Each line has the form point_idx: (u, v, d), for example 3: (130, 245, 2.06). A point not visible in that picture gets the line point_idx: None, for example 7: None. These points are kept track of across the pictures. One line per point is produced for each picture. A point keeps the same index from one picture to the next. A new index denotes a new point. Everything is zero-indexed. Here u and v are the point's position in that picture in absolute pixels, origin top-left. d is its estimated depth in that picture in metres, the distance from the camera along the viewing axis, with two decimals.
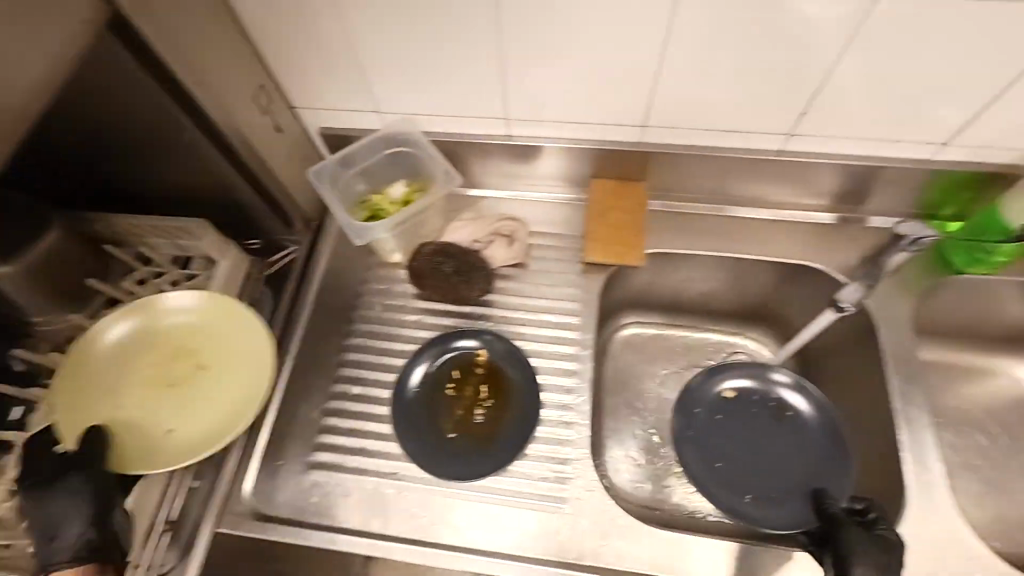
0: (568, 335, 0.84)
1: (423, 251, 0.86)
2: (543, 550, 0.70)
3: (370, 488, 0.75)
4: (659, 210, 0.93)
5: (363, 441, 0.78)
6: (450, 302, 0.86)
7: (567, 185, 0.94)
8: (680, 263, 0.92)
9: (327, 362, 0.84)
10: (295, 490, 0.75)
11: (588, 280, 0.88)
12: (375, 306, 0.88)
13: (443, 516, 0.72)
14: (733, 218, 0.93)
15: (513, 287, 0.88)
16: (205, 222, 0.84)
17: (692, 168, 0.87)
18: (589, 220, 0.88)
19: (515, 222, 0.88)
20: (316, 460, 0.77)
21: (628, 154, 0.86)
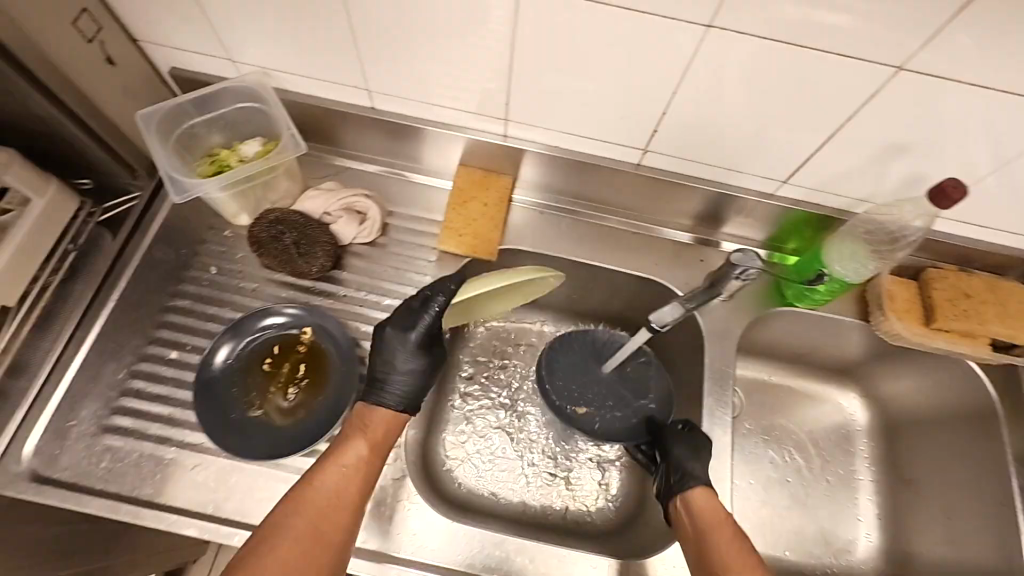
0: None
1: (265, 217, 0.81)
2: None
3: (167, 458, 0.72)
4: (525, 207, 0.92)
5: (171, 409, 0.74)
6: (289, 274, 0.82)
7: (436, 168, 0.91)
8: (538, 262, 0.92)
9: (145, 320, 0.79)
10: (84, 453, 0.71)
11: (440, 268, 0.87)
12: (211, 269, 0.84)
13: (239, 490, 0.71)
14: (595, 224, 0.93)
15: (363, 265, 0.86)
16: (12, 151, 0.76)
17: (556, 169, 0.87)
18: (448, 207, 0.87)
19: (372, 199, 0.85)
20: (111, 424, 0.73)
21: (494, 146, 0.85)
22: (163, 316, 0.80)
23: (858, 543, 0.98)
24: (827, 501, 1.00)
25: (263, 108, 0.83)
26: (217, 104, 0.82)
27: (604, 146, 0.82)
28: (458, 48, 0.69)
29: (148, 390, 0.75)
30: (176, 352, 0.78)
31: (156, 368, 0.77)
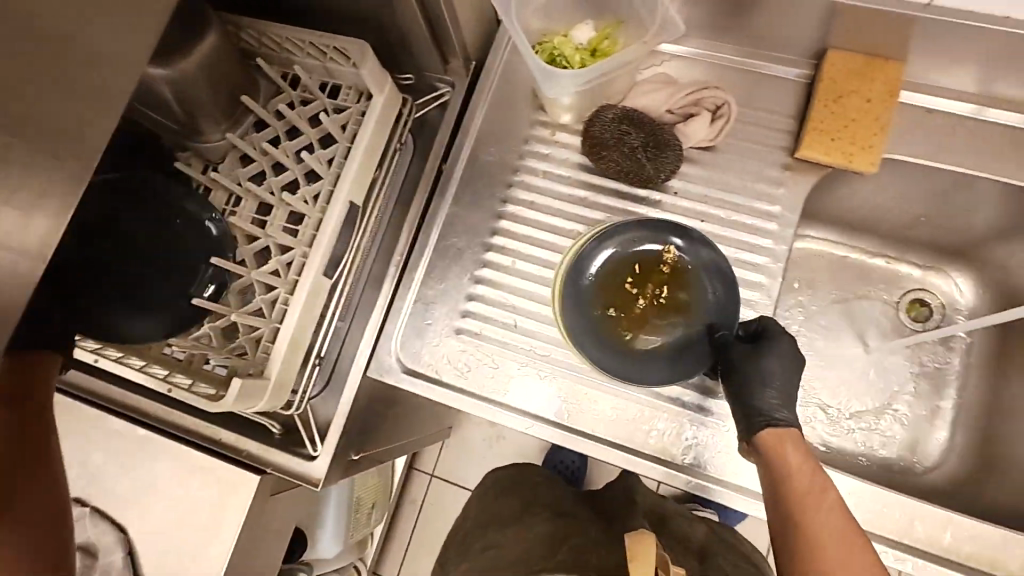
0: (760, 242, 0.72)
1: (605, 114, 0.72)
2: (692, 462, 0.68)
3: (517, 364, 0.72)
4: (908, 102, 0.73)
5: (514, 316, 0.74)
6: (619, 180, 0.74)
7: (791, 52, 0.74)
8: (909, 174, 0.74)
9: (479, 226, 0.77)
10: (441, 352, 0.74)
11: (793, 180, 0.73)
12: (534, 173, 0.78)
13: (590, 406, 0.70)
14: (997, 129, 0.72)
15: (703, 173, 0.74)
16: (363, 43, 0.74)
17: (974, 51, 0.66)
18: (813, 105, 0.71)
19: (724, 92, 0.72)
20: (461, 327, 0.75)
21: (901, 19, 0.65)
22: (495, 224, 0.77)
23: None
24: None
25: None
26: None
27: None
28: None
29: (490, 296, 0.75)
30: (513, 260, 0.76)
31: (495, 275, 0.76)
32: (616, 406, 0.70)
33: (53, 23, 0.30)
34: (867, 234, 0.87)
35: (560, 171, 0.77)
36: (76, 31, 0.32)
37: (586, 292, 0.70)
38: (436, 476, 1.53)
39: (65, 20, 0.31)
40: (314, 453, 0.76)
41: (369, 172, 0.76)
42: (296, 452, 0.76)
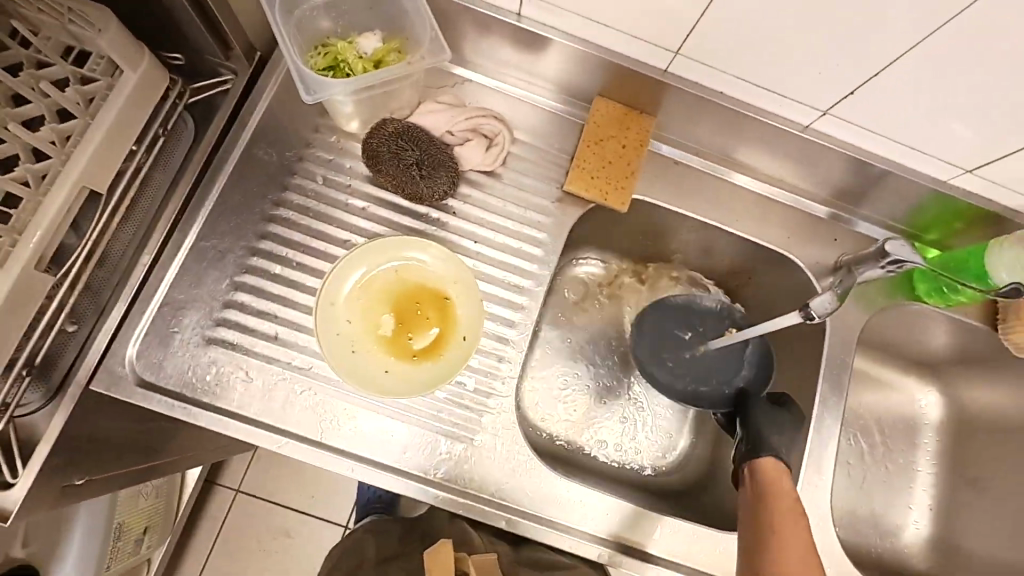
0: (526, 266, 0.76)
1: (384, 129, 0.72)
2: (446, 476, 0.69)
3: (274, 377, 0.68)
4: (660, 153, 0.83)
5: (276, 327, 0.70)
6: (399, 195, 0.74)
7: (569, 93, 0.81)
8: (661, 214, 0.84)
9: (248, 228, 0.72)
10: (189, 363, 0.68)
11: (562, 210, 0.79)
12: (316, 179, 0.75)
13: (348, 422, 0.68)
14: (727, 184, 0.85)
15: (481, 196, 0.77)
16: (109, 12, 0.65)
17: (705, 115, 0.77)
18: (579, 144, 0.78)
19: (501, 123, 0.75)
20: (215, 336, 0.69)
21: (648, 79, 0.75)
22: (266, 227, 0.73)
23: (908, 528, 0.95)
24: (886, 485, 0.96)
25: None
26: None
27: (775, 97, 0.72)
28: None
29: (252, 304, 0.70)
30: (282, 267, 0.72)
31: (261, 281, 0.71)
32: (375, 422, 0.69)
33: None
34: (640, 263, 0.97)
35: (343, 179, 0.75)
36: None
37: (341, 307, 0.71)
38: (240, 493, 1.40)
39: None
40: (12, 480, 0.64)
41: (114, 152, 0.67)
42: None
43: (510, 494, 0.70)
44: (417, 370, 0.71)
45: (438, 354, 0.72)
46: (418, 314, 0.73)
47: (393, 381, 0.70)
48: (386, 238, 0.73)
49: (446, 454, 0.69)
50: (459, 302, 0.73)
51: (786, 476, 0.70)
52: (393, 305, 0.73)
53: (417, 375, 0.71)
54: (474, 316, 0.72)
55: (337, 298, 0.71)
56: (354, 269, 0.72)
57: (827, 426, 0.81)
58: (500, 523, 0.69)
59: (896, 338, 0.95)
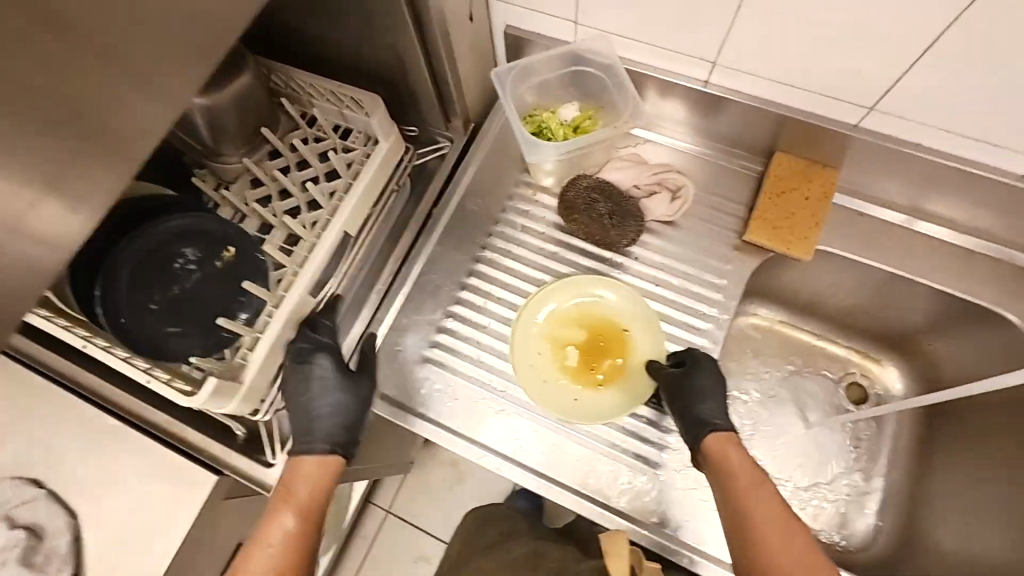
0: (705, 310, 0.80)
1: (579, 184, 0.84)
2: (628, 506, 0.72)
3: (477, 395, 0.78)
4: (843, 204, 0.83)
5: (480, 352, 0.80)
6: (590, 242, 0.83)
7: (747, 150, 0.86)
8: (843, 265, 0.83)
9: (458, 266, 0.85)
10: (407, 378, 0.80)
11: (740, 258, 0.82)
12: (515, 227, 0.87)
13: (538, 443, 0.75)
14: (918, 236, 0.82)
15: (662, 244, 0.83)
16: (377, 98, 0.84)
17: (897, 168, 0.77)
18: (761, 196, 0.81)
19: (684, 177, 0.82)
20: (430, 356, 0.81)
21: (836, 134, 0.77)
22: (473, 266, 0.85)
23: None
24: None
25: (601, 74, 0.82)
26: (533, 73, 0.83)
27: (983, 147, 0.71)
28: (867, 20, 0.61)
29: (460, 331, 0.82)
30: (485, 300, 0.83)
31: (468, 312, 0.82)
32: (564, 445, 0.74)
33: (137, 64, 0.39)
34: (812, 315, 0.95)
35: (537, 227, 0.86)
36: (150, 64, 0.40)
37: (529, 340, 0.79)
38: (391, 514, 1.52)
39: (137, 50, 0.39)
40: (272, 462, 0.79)
41: (368, 203, 0.84)
42: (255, 458, 0.80)
43: (691, 534, 0.71)
44: (609, 394, 0.77)
45: (627, 377, 0.78)
46: (602, 349, 0.79)
47: (589, 404, 0.76)
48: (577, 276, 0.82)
49: (629, 485, 0.73)
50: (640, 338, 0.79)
51: (730, 447, 0.69)
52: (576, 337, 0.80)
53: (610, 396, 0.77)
54: (657, 339, 0.78)
55: (528, 331, 0.79)
56: (545, 302, 0.80)
57: None
58: (683, 559, 0.70)
59: None
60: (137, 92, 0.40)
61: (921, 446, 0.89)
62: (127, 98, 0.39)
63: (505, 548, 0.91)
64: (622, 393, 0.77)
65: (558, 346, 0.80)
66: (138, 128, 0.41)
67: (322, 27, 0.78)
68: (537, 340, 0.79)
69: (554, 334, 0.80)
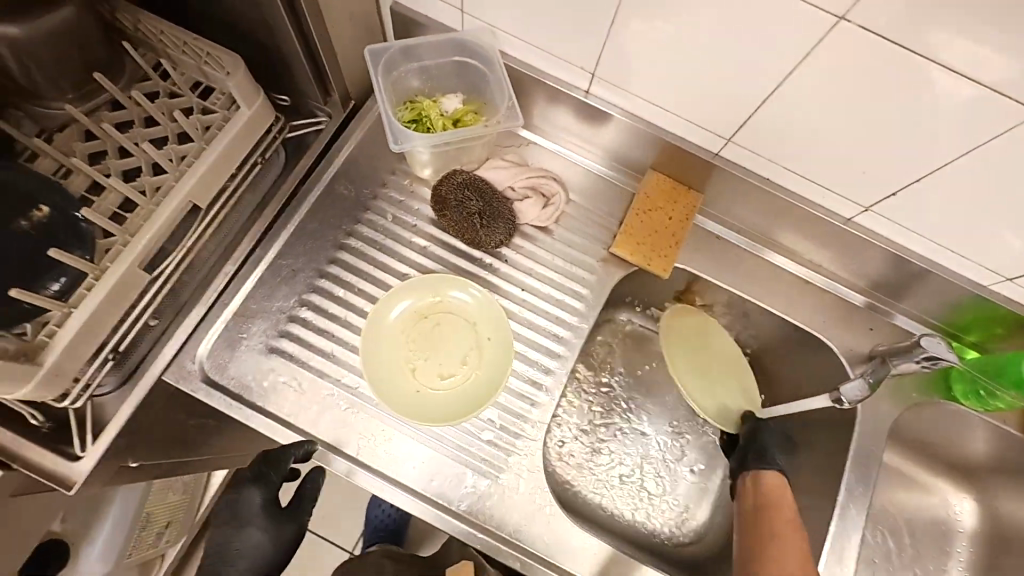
0: (568, 318, 0.81)
1: (455, 177, 0.80)
2: (468, 510, 0.72)
3: (326, 392, 0.74)
4: (705, 227, 0.88)
5: (333, 345, 0.76)
6: (461, 241, 0.81)
7: (624, 165, 0.88)
8: (700, 283, 0.88)
9: (319, 252, 0.80)
10: (249, 368, 0.74)
11: (606, 270, 0.84)
12: (386, 216, 0.83)
13: (384, 443, 0.73)
14: (765, 263, 0.89)
15: (533, 249, 0.83)
16: (238, 58, 0.76)
17: (750, 197, 0.82)
18: (630, 211, 0.83)
19: (558, 184, 0.82)
20: (277, 346, 0.75)
21: (701, 159, 0.81)
22: (336, 254, 0.80)
23: None
24: None
25: (486, 68, 0.80)
26: (415, 57, 0.79)
27: (820, 188, 0.77)
28: (728, 51, 0.64)
29: (314, 322, 0.77)
30: (345, 291, 0.78)
31: (325, 302, 0.78)
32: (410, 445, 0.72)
33: None
34: None
35: (409, 220, 0.82)
36: None
37: (383, 335, 0.78)
38: None
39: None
40: (80, 454, 0.70)
41: (221, 173, 0.76)
42: (58, 450, 0.70)
43: (527, 537, 0.72)
44: (457, 402, 0.76)
45: (467, 389, 0.77)
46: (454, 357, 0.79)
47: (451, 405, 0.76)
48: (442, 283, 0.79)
49: (472, 488, 0.72)
50: (495, 347, 0.78)
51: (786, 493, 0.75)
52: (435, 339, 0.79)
53: (469, 397, 0.76)
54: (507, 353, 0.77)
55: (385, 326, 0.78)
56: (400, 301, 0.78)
57: (850, 519, 0.80)
58: (515, 562, 0.71)
59: (930, 440, 0.92)
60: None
61: None
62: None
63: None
64: (459, 401, 0.76)
65: (412, 345, 0.78)
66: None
67: None
68: (397, 333, 0.78)
69: (410, 333, 0.79)
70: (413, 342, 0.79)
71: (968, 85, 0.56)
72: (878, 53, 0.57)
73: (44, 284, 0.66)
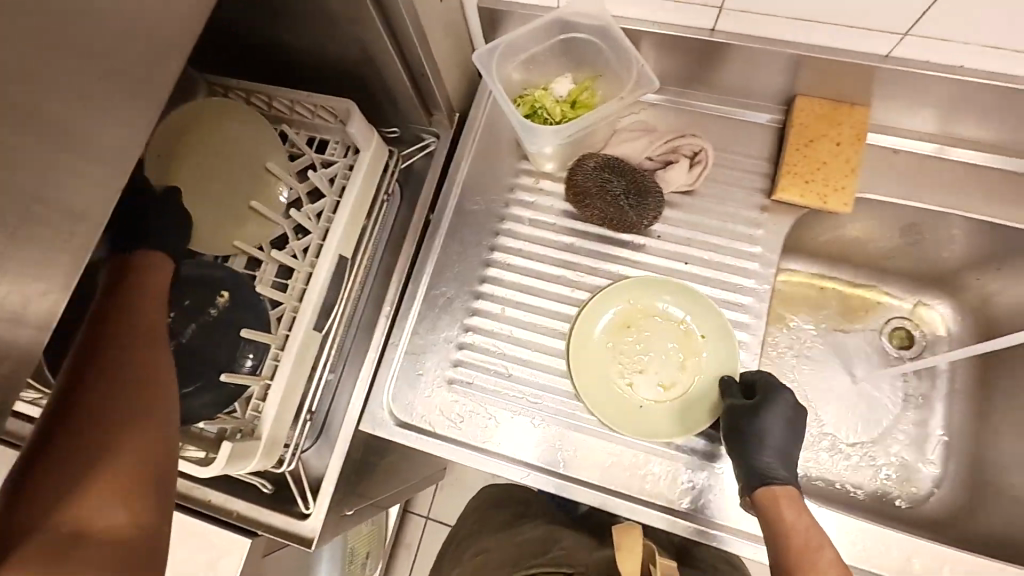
0: (743, 283, 0.74)
1: (588, 164, 0.75)
2: (690, 506, 0.67)
3: (515, 410, 0.73)
4: (875, 143, 0.76)
5: (507, 364, 0.75)
6: (606, 227, 0.76)
7: (763, 100, 0.78)
8: (882, 208, 0.76)
9: (467, 274, 0.78)
10: (434, 402, 0.74)
11: (771, 221, 0.75)
12: (521, 221, 0.80)
13: (585, 451, 0.70)
14: (961, 167, 0.75)
15: (684, 216, 0.76)
16: (348, 101, 0.75)
17: (934, 95, 0.69)
18: (786, 148, 0.74)
19: (700, 140, 0.75)
20: (454, 376, 0.75)
21: (864, 68, 0.69)
22: (484, 271, 0.78)
23: None
24: None
25: (594, 38, 0.73)
26: (518, 48, 0.74)
27: None
28: None
29: (482, 344, 0.76)
30: (503, 306, 0.76)
31: (487, 322, 0.76)
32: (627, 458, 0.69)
33: (63, 117, 0.31)
34: (851, 264, 0.88)
35: (547, 219, 0.79)
36: (82, 114, 0.32)
37: (594, 349, 0.74)
38: (432, 519, 1.47)
39: (71, 107, 0.31)
40: (306, 511, 0.74)
41: (360, 218, 0.76)
42: (286, 511, 0.74)
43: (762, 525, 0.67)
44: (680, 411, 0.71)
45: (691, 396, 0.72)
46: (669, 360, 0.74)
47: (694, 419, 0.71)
48: (640, 289, 0.74)
49: (689, 482, 0.68)
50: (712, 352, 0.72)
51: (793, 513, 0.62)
52: (644, 352, 0.75)
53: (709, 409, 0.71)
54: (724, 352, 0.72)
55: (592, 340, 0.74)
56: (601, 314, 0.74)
57: None
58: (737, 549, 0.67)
59: None
60: (81, 156, 0.33)
61: (981, 394, 0.83)
62: (65, 167, 0.32)
63: (527, 533, 0.87)
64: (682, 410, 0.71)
65: (625, 354, 0.74)
66: (86, 199, 0.34)
67: (275, 31, 0.69)
68: (610, 344, 0.75)
69: (622, 343, 0.75)
70: (627, 351, 0.75)
71: None
72: None
73: (241, 362, 0.69)
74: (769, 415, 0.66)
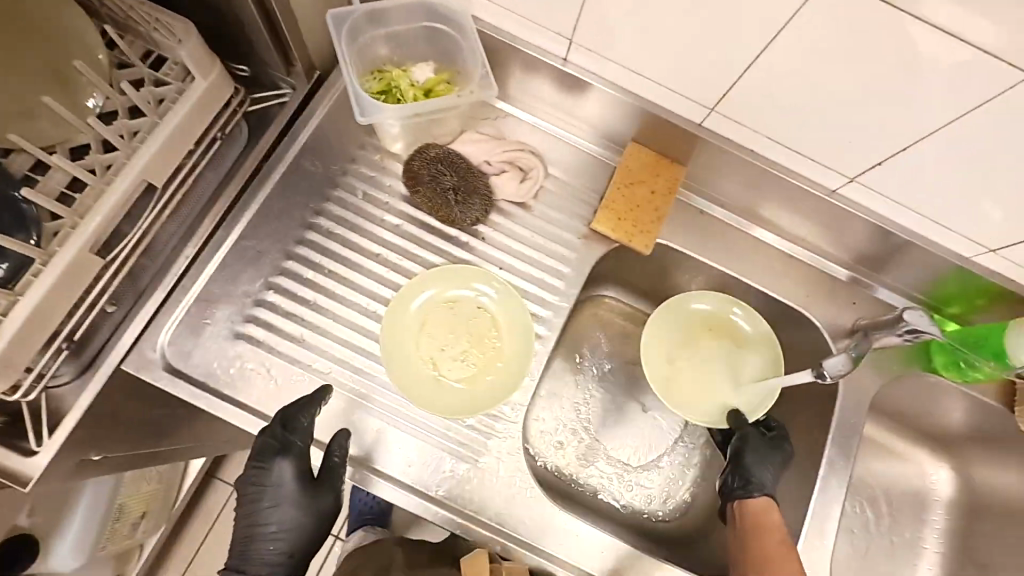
0: (547, 297, 0.79)
1: (425, 154, 0.78)
2: (447, 495, 0.70)
3: (302, 378, 0.72)
4: (687, 201, 0.86)
5: (304, 330, 0.73)
6: (435, 217, 0.78)
7: (605, 138, 0.85)
8: (682, 259, 0.86)
9: (285, 233, 0.76)
10: (215, 355, 0.71)
11: (586, 248, 0.81)
12: (357, 193, 0.79)
13: (360, 428, 0.71)
14: (749, 238, 0.87)
15: (511, 225, 0.80)
16: (190, 24, 0.69)
17: (733, 170, 0.80)
18: (611, 186, 0.81)
19: (537, 158, 0.79)
20: (245, 333, 0.72)
21: (683, 131, 0.78)
22: (304, 233, 0.76)
23: None
24: (888, 559, 0.93)
25: (457, 35, 0.75)
26: (381, 22, 0.74)
27: (805, 160, 0.75)
28: (711, 14, 0.60)
29: (284, 306, 0.74)
30: (314, 273, 0.75)
31: (294, 285, 0.74)
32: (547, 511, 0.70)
33: None
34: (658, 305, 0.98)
35: (382, 199, 0.79)
36: None
37: (403, 328, 0.75)
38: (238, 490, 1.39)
39: None
40: (36, 448, 0.67)
41: (180, 150, 0.71)
42: (12, 445, 0.67)
43: (510, 521, 0.70)
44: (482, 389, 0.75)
45: (494, 373, 0.76)
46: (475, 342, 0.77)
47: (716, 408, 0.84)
48: (457, 276, 0.77)
49: (450, 472, 0.71)
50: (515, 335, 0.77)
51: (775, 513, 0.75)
52: (451, 335, 0.77)
53: (714, 412, 0.84)
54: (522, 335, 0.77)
55: (401, 318, 0.75)
56: (422, 290, 0.76)
57: (831, 493, 0.80)
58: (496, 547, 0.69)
59: (910, 412, 0.93)
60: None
61: None
62: None
63: None
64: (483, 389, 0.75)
65: (433, 335, 0.76)
66: None
67: None
68: (421, 325, 0.76)
69: (427, 324, 0.77)
70: (434, 333, 0.77)
71: (962, 49, 0.54)
72: (873, 14, 0.54)
73: None
74: (762, 465, 0.78)
